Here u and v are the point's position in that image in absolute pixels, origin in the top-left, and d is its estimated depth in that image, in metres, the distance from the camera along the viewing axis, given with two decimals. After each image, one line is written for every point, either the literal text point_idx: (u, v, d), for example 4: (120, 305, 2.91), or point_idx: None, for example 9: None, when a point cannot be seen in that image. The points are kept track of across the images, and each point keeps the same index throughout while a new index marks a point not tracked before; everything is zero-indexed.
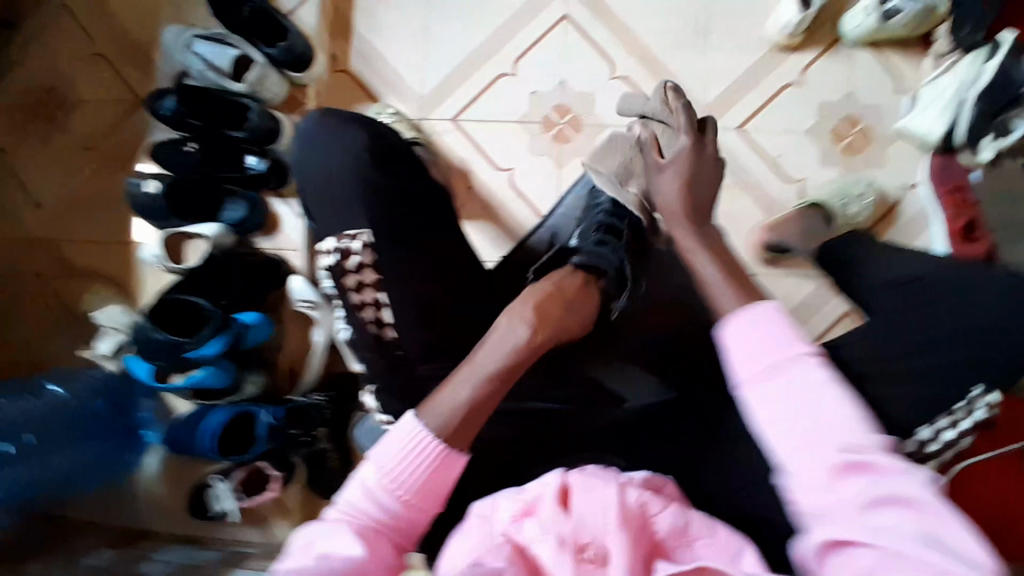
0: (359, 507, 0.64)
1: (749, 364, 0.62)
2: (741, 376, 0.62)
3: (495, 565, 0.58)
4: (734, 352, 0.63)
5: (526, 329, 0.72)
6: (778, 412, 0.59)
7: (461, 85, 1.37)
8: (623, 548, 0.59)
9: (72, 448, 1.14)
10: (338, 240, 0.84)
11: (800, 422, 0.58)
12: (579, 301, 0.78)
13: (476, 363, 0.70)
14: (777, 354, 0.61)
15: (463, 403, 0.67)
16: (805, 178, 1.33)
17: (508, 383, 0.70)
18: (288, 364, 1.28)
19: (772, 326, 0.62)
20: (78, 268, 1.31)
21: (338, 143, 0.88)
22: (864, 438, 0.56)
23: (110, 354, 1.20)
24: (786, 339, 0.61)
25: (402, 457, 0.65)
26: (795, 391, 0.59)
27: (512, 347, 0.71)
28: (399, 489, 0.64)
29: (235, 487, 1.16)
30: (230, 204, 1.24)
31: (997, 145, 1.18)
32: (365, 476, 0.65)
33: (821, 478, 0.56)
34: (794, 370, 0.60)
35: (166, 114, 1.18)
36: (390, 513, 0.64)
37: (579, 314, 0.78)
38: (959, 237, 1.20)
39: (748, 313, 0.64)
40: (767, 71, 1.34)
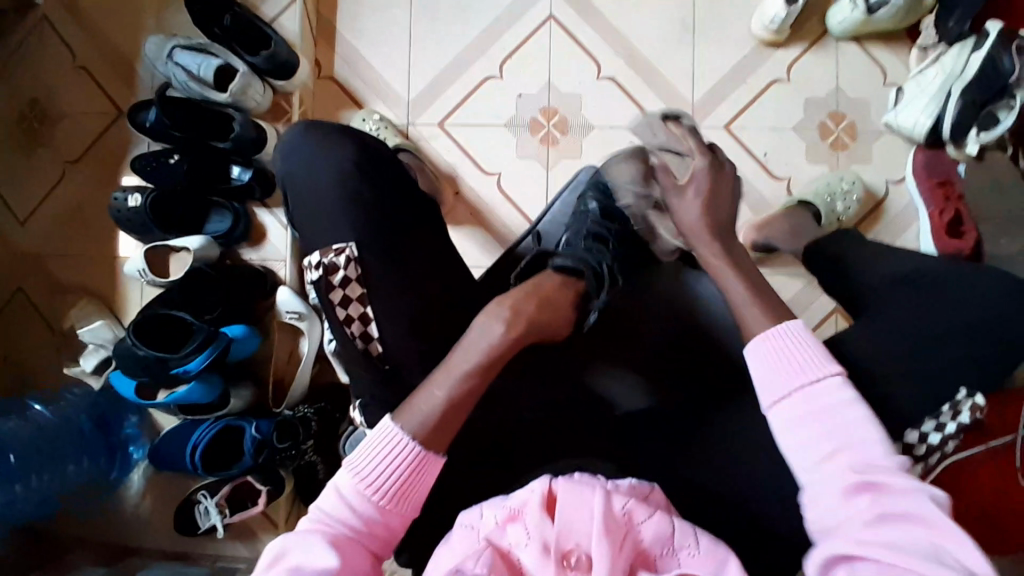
0: (332, 514, 0.65)
1: (776, 386, 0.67)
2: (770, 399, 0.67)
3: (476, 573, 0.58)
4: (764, 366, 0.68)
5: (501, 326, 0.72)
6: (801, 422, 0.65)
7: (446, 88, 1.36)
8: (604, 554, 0.59)
9: (57, 466, 1.11)
10: (323, 256, 0.82)
11: (825, 435, 0.63)
12: (553, 300, 0.77)
13: (451, 367, 0.71)
14: (806, 372, 0.66)
15: (438, 407, 0.68)
16: (793, 175, 1.32)
17: (486, 380, 0.71)
18: (277, 374, 1.25)
19: (800, 346, 0.68)
20: (62, 282, 1.30)
21: (321, 152, 0.86)
22: (878, 456, 0.61)
23: (94, 370, 1.19)
24: (814, 367, 0.67)
25: (372, 459, 0.67)
26: (821, 417, 0.64)
27: (488, 344, 0.72)
28: (373, 493, 0.66)
29: (220, 503, 1.15)
30: (215, 215, 1.23)
31: (983, 139, 1.16)
32: (339, 482, 0.67)
33: (835, 492, 0.61)
34: (820, 389, 0.65)
35: (149, 126, 1.18)
36: (364, 517, 0.66)
37: (557, 312, 0.77)
38: (945, 233, 1.19)
39: (782, 330, 0.70)
40: (754, 68, 1.33)
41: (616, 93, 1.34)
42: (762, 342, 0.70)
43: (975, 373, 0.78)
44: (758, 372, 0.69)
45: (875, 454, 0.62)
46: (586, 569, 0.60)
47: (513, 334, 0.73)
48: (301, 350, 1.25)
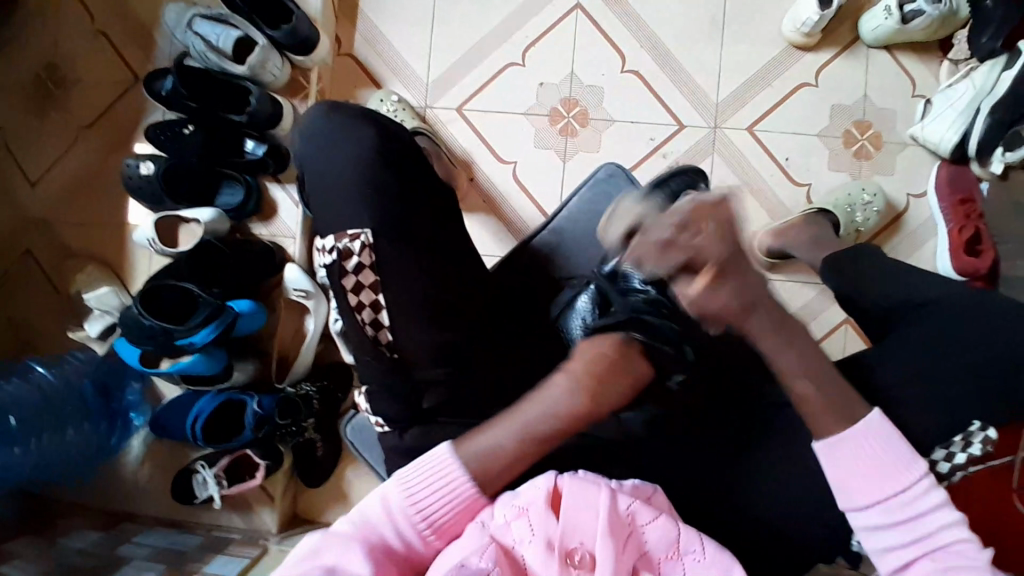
0: (374, 521, 0.65)
1: (860, 483, 0.67)
2: (852, 485, 0.67)
3: (480, 566, 0.58)
4: (847, 467, 0.67)
5: (567, 388, 0.69)
6: (886, 525, 0.66)
7: (466, 72, 1.34)
8: (607, 554, 0.59)
9: (58, 429, 1.10)
10: (337, 239, 0.81)
11: (907, 534, 0.65)
12: (623, 364, 0.72)
13: (513, 419, 0.69)
14: (890, 476, 0.66)
15: (504, 462, 0.67)
16: (812, 183, 1.30)
17: (550, 440, 0.69)
18: (280, 352, 1.25)
19: (885, 446, 0.67)
20: (72, 248, 1.29)
21: (337, 133, 0.85)
22: (962, 552, 0.64)
23: (99, 336, 1.21)
24: (898, 462, 0.67)
25: (427, 484, 0.66)
26: (903, 509, 0.65)
27: (558, 401, 0.69)
28: (421, 520, 0.65)
29: (218, 474, 1.15)
30: (227, 187, 1.22)
31: (1008, 159, 1.14)
32: (386, 491, 0.66)
33: None
34: (903, 487, 0.66)
35: (165, 95, 1.16)
36: (405, 539, 0.65)
37: (624, 369, 0.72)
38: (963, 251, 1.18)
39: (862, 426, 0.68)
40: (782, 71, 1.30)
41: (639, 88, 1.32)
42: (836, 443, 0.68)
43: (993, 403, 0.76)
44: (835, 473, 0.68)
45: (956, 551, 0.64)
46: (590, 568, 0.59)
47: (580, 407, 0.69)
48: (306, 329, 1.24)
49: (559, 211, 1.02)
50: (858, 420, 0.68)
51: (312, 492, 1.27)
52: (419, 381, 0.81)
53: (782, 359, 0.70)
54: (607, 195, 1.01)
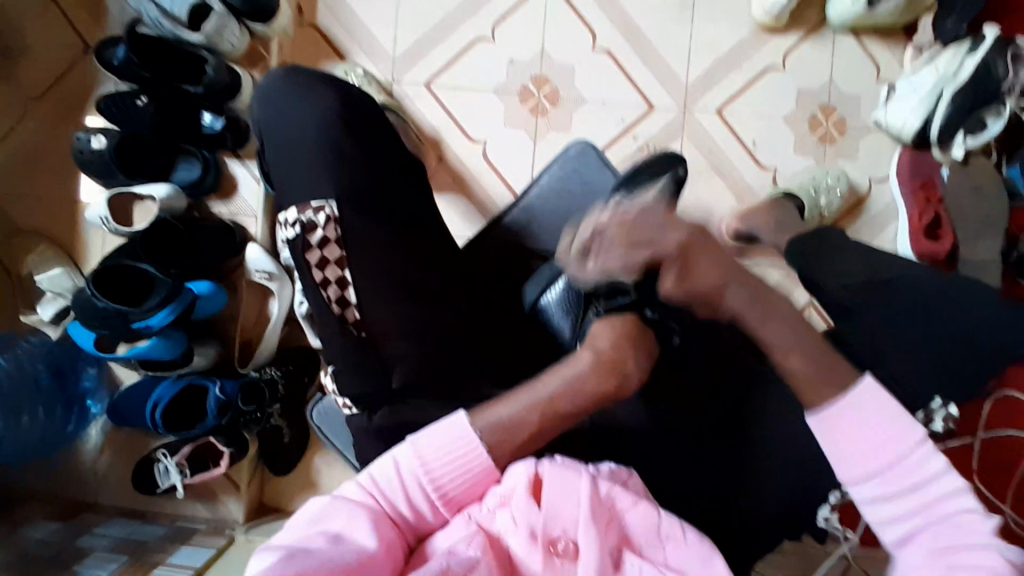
0: (385, 488, 0.63)
1: (856, 461, 0.61)
2: (847, 461, 0.61)
3: (469, 555, 0.58)
4: (843, 443, 0.62)
5: (589, 359, 0.72)
6: (886, 496, 0.59)
7: (434, 48, 1.31)
8: (590, 541, 0.59)
9: (12, 415, 1.04)
10: (301, 212, 0.79)
11: (905, 505, 0.59)
12: (638, 341, 0.75)
13: (526, 396, 0.69)
14: (885, 444, 0.60)
15: (522, 437, 0.66)
16: (778, 166, 1.31)
17: (559, 422, 0.69)
18: (244, 335, 1.22)
19: (879, 413, 0.61)
20: (20, 227, 1.23)
21: (300, 107, 0.82)
22: (962, 518, 0.57)
23: (52, 319, 1.16)
24: (901, 434, 0.60)
25: (442, 451, 0.64)
26: (903, 480, 0.59)
27: (578, 380, 0.70)
28: (433, 489, 0.63)
29: (180, 462, 1.12)
30: (183, 163, 1.18)
31: (969, 144, 1.18)
32: (399, 455, 0.64)
33: (925, 558, 0.57)
34: (906, 459, 0.59)
35: (117, 65, 1.09)
36: (415, 508, 0.63)
37: (639, 347, 0.75)
38: (924, 235, 1.20)
39: (855, 395, 0.62)
40: (751, 54, 1.31)
41: (610, 67, 1.30)
42: (829, 417, 0.63)
43: (944, 379, 0.81)
44: (830, 447, 0.62)
45: (965, 525, 0.57)
46: (573, 555, 0.60)
47: (602, 382, 0.70)
48: (270, 310, 1.21)
49: (530, 189, 1.01)
50: (847, 390, 0.63)
51: (278, 479, 1.25)
52: (389, 364, 0.78)
53: (756, 326, 0.71)
54: (580, 174, 1.01)
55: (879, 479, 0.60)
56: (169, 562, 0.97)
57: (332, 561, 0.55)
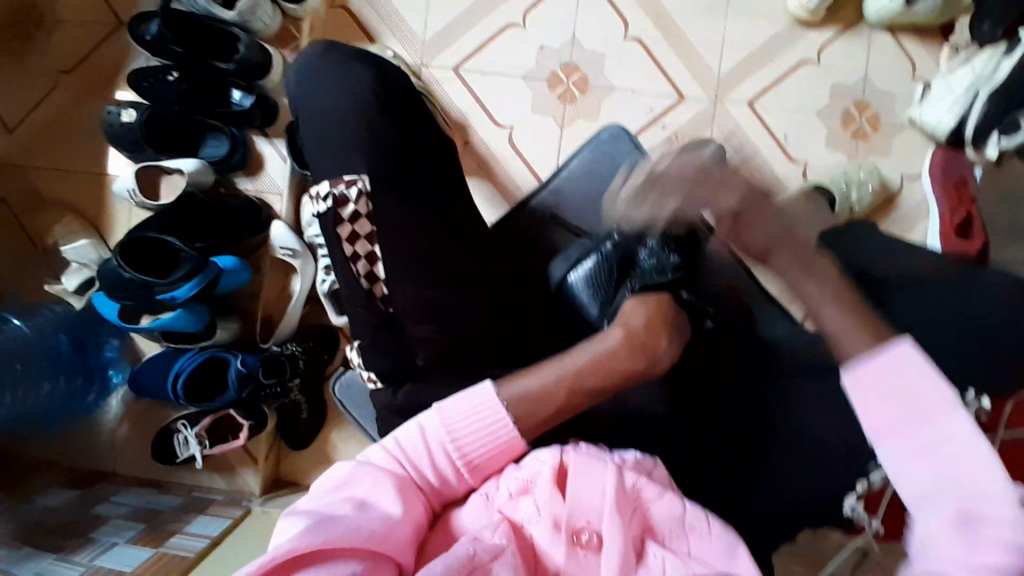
0: (412, 455, 0.63)
1: (880, 416, 0.58)
2: (870, 413, 0.59)
3: (494, 543, 0.57)
4: (869, 397, 0.59)
5: (617, 338, 0.72)
6: (907, 450, 0.56)
7: (465, 31, 1.30)
8: (615, 532, 0.58)
9: (34, 383, 1.07)
10: (333, 185, 0.78)
11: (931, 465, 0.55)
12: (671, 319, 0.76)
13: (553, 371, 0.69)
14: (915, 400, 0.57)
15: (544, 411, 0.66)
16: (810, 160, 1.29)
17: (597, 392, 0.69)
18: (265, 313, 1.21)
19: (916, 368, 0.58)
20: (48, 198, 1.23)
21: (334, 80, 0.82)
22: (997, 495, 0.52)
23: (77, 290, 1.15)
24: (932, 395, 0.56)
25: (470, 423, 0.64)
26: (923, 435, 0.56)
27: (605, 355, 0.70)
28: (459, 458, 0.63)
29: (200, 434, 1.12)
30: (212, 140, 1.17)
31: (1004, 144, 1.15)
32: (426, 423, 0.64)
33: (941, 524, 0.53)
34: (933, 418, 0.56)
35: (150, 41, 1.10)
36: (441, 474, 0.63)
37: (666, 323, 0.75)
38: (954, 233, 1.16)
39: (886, 353, 0.59)
40: (785, 47, 1.29)
41: (641, 56, 1.29)
42: (865, 370, 0.60)
43: (986, 378, 0.78)
44: (857, 397, 0.60)
45: (991, 492, 0.52)
46: (597, 546, 0.59)
47: (633, 361, 0.71)
48: (292, 288, 1.20)
49: (559, 171, 1.01)
50: (884, 349, 0.59)
51: (294, 457, 1.24)
52: (413, 340, 0.77)
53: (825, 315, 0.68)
54: (609, 156, 1.02)
55: (904, 437, 0.57)
56: (184, 533, 0.97)
57: (359, 531, 0.54)
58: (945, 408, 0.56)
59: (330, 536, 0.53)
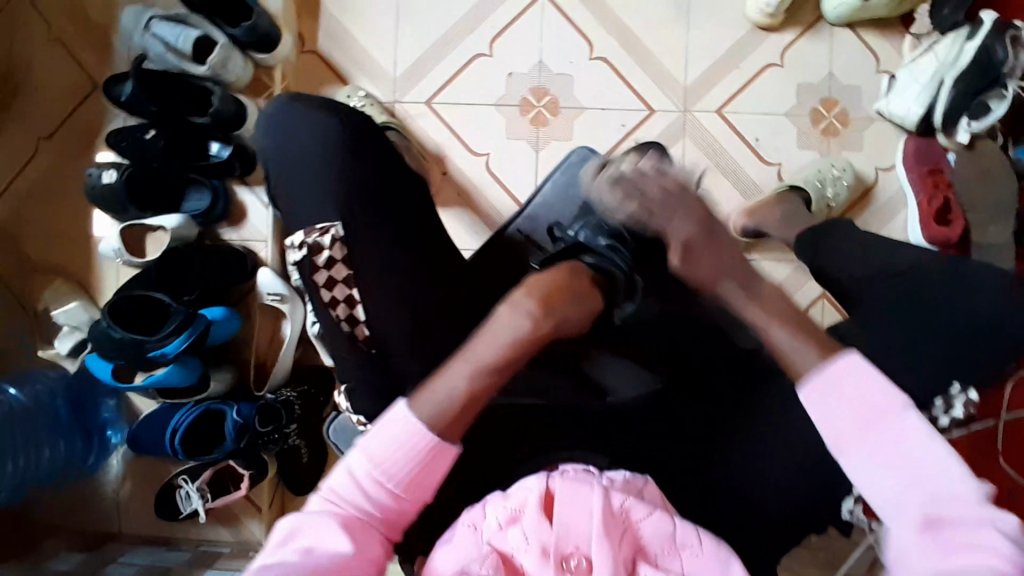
0: (347, 496, 0.61)
1: (838, 429, 0.59)
2: (830, 426, 0.60)
3: (481, 575, 0.60)
4: (826, 410, 0.60)
5: (525, 319, 0.68)
6: (868, 460, 0.57)
7: (433, 66, 1.32)
8: (604, 556, 0.60)
9: (34, 450, 1.09)
10: (307, 235, 0.80)
11: (891, 471, 0.56)
12: (578, 293, 0.73)
13: (459, 372, 0.66)
14: (866, 408, 0.58)
15: (454, 412, 0.64)
16: (784, 161, 1.30)
17: (505, 374, 0.68)
18: (258, 358, 1.23)
19: (868, 380, 0.60)
20: (36, 264, 1.25)
21: (301, 128, 0.84)
22: (957, 493, 0.54)
23: (70, 353, 1.17)
24: (880, 399, 0.58)
25: (388, 445, 0.62)
26: (881, 442, 0.57)
27: (514, 338, 0.68)
28: (388, 482, 0.61)
29: (201, 487, 1.13)
30: (194, 194, 1.20)
31: (974, 128, 1.17)
32: (351, 463, 0.63)
33: (910, 528, 0.55)
34: (884, 419, 0.58)
35: (125, 101, 1.11)
36: (379, 504, 0.62)
37: (568, 296, 0.72)
38: (934, 220, 1.20)
39: (834, 366, 0.61)
40: (749, 52, 1.31)
41: (609, 74, 1.31)
42: (818, 386, 0.61)
43: (970, 367, 0.80)
44: (816, 413, 0.61)
45: (950, 489, 0.55)
46: (586, 571, 0.61)
47: (535, 327, 0.68)
48: (283, 333, 1.22)
49: (533, 197, 1.02)
50: (829, 361, 0.61)
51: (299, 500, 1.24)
52: (400, 377, 0.78)
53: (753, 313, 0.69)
54: (579, 178, 1.03)
55: (864, 447, 0.58)
56: None
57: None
58: (896, 410, 0.58)
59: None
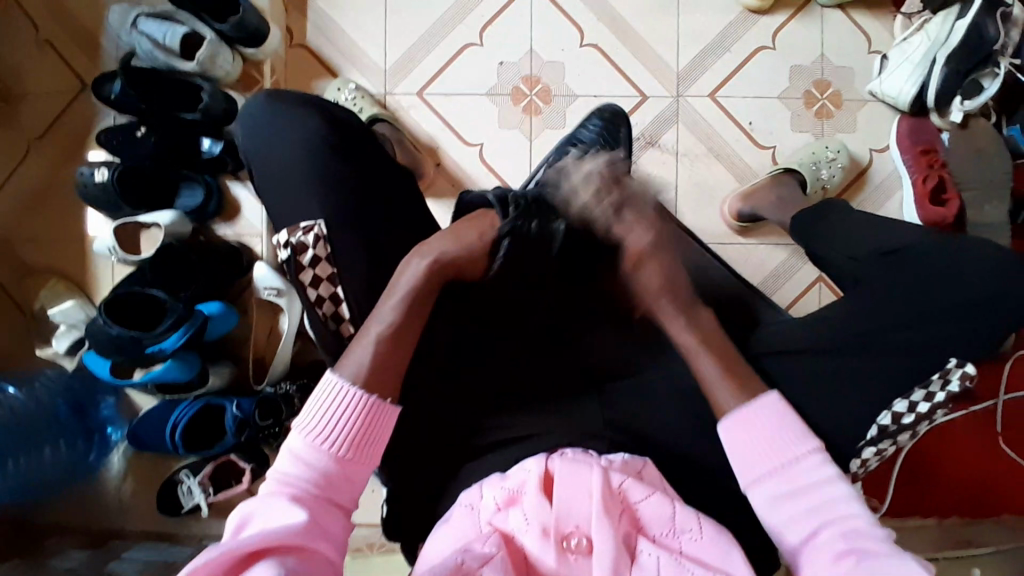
0: (292, 475, 0.66)
1: (755, 467, 0.68)
2: (745, 463, 0.69)
3: (485, 550, 0.63)
4: (741, 450, 0.70)
5: (417, 259, 0.76)
6: (782, 495, 0.66)
7: (423, 58, 1.32)
8: (603, 533, 0.63)
9: (34, 449, 1.11)
10: (291, 235, 0.81)
11: (804, 508, 0.65)
12: (464, 233, 0.78)
13: (377, 317, 0.74)
14: (780, 449, 0.68)
15: (370, 359, 0.72)
16: (778, 145, 1.30)
17: (416, 313, 0.75)
18: (257, 354, 1.21)
19: (778, 421, 0.70)
20: (32, 266, 1.25)
21: (285, 126, 0.84)
22: (864, 526, 0.62)
23: (67, 352, 1.18)
24: (794, 443, 0.68)
25: (323, 415, 0.69)
26: (796, 479, 0.66)
27: (413, 276, 0.76)
28: (330, 447, 0.67)
29: (203, 482, 1.15)
30: (187, 190, 1.19)
31: (967, 107, 1.19)
32: (293, 445, 0.68)
33: (825, 556, 0.61)
34: (796, 463, 0.67)
35: (113, 99, 1.14)
36: (324, 471, 0.66)
37: (461, 235, 0.78)
38: (929, 201, 1.20)
39: (752, 403, 0.71)
40: (740, 36, 1.30)
41: (601, 62, 1.31)
42: (733, 422, 0.71)
43: (973, 343, 0.79)
44: (732, 449, 0.70)
45: (858, 526, 0.62)
46: (586, 549, 0.63)
47: (418, 272, 0.76)
48: (282, 326, 1.20)
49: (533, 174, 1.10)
50: (753, 398, 0.72)
51: None
52: None
53: (685, 338, 0.77)
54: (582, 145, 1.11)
55: (776, 484, 0.67)
56: None
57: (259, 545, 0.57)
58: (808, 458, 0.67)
59: (233, 560, 0.57)
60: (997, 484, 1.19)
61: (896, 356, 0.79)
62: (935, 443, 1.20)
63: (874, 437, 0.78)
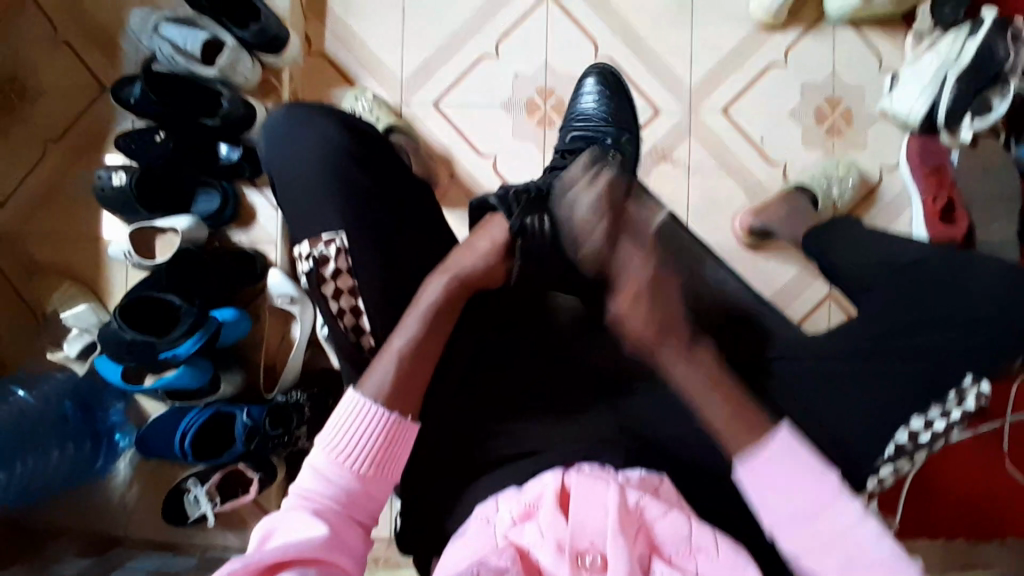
0: (313, 490, 0.66)
1: (777, 511, 0.64)
2: (767, 508, 0.65)
3: (500, 564, 0.62)
4: (763, 495, 0.65)
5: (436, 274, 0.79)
6: (808, 540, 0.63)
7: (438, 68, 1.33)
8: (618, 551, 0.62)
9: (40, 452, 1.11)
10: (312, 247, 0.81)
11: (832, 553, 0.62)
12: (476, 246, 0.81)
13: (399, 334, 0.74)
14: (805, 492, 0.63)
15: (394, 372, 0.72)
16: (789, 160, 1.31)
17: (439, 325, 0.76)
18: (268, 361, 1.22)
19: (797, 461, 0.64)
20: (43, 267, 1.25)
21: (311, 137, 0.84)
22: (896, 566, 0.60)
23: (79, 355, 1.17)
24: (819, 482, 0.63)
25: (344, 431, 0.69)
26: (824, 525, 0.62)
27: (433, 291, 0.77)
28: (350, 463, 0.67)
29: (210, 491, 1.15)
30: (203, 195, 1.19)
31: (976, 126, 1.21)
32: (315, 460, 0.68)
33: None
34: (823, 507, 0.63)
35: (134, 102, 1.14)
36: (345, 487, 0.67)
37: (473, 249, 0.81)
38: (938, 219, 1.22)
39: (769, 447, 0.65)
40: (754, 52, 1.32)
41: None
42: (751, 465, 0.65)
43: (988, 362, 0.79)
44: (753, 495, 0.65)
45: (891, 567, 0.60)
46: (601, 568, 0.63)
47: (439, 283, 0.78)
48: (293, 334, 1.21)
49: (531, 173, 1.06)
50: (765, 440, 0.66)
51: None
52: None
53: None
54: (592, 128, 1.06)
55: (802, 527, 0.63)
56: None
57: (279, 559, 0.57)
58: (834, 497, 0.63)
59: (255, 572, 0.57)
60: (1001, 504, 1.19)
61: (911, 374, 0.80)
62: (941, 462, 1.20)
63: (890, 454, 0.78)
